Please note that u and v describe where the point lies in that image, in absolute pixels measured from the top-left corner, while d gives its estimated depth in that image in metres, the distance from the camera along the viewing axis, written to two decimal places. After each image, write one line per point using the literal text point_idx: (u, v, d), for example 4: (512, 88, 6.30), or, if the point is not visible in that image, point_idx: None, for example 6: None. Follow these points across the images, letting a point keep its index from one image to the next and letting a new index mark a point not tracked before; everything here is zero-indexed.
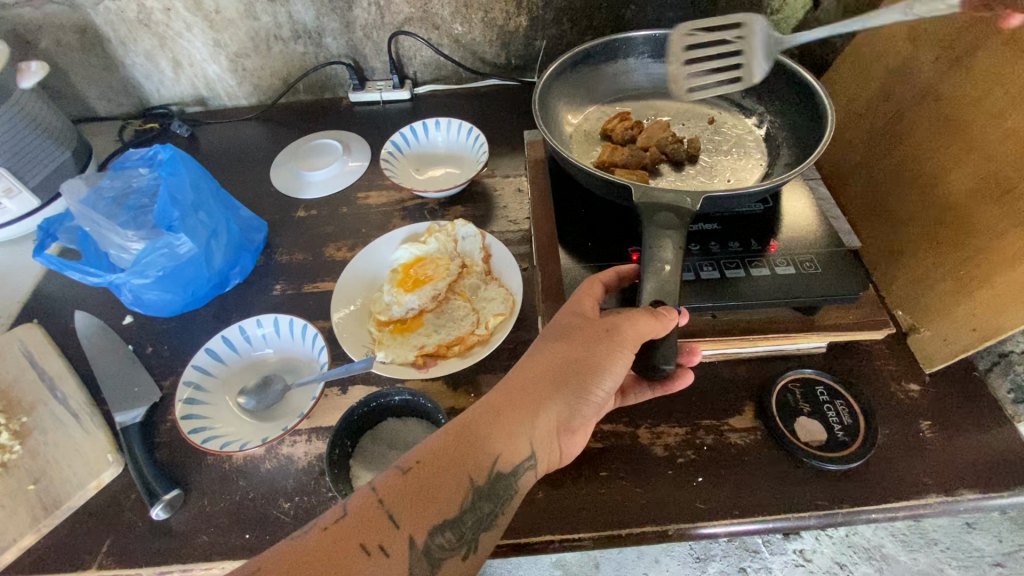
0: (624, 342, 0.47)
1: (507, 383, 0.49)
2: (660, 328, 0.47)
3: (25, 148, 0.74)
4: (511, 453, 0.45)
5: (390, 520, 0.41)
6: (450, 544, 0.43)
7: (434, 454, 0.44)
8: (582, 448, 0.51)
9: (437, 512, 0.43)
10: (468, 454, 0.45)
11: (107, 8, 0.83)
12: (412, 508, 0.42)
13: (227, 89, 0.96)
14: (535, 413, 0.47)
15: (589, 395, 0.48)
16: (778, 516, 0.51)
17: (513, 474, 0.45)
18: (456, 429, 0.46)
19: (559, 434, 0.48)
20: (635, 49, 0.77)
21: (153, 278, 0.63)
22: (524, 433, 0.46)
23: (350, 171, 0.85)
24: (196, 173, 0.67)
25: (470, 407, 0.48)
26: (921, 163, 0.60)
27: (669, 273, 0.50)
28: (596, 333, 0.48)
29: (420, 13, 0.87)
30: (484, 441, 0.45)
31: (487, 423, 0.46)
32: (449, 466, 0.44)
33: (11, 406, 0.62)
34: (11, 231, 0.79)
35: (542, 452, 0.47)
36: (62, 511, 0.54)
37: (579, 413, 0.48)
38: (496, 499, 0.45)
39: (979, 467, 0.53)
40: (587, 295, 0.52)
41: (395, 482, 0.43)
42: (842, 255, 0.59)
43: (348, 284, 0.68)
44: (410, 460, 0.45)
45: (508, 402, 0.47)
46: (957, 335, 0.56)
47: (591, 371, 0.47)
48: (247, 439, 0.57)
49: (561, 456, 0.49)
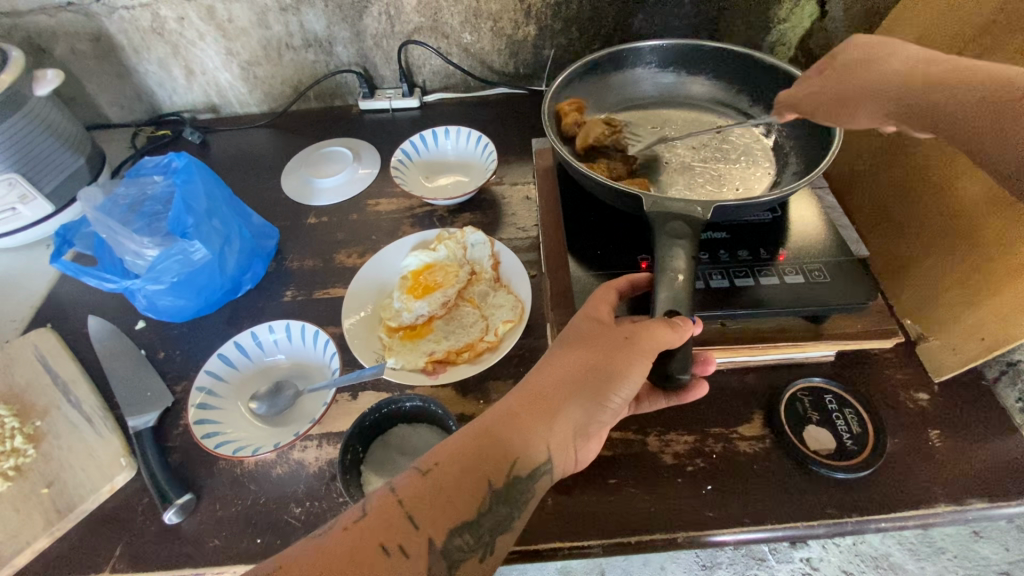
0: (642, 349, 0.48)
1: (526, 387, 0.49)
2: (677, 337, 0.47)
3: (40, 155, 0.75)
4: (528, 457, 0.45)
5: (410, 521, 0.42)
6: (469, 546, 0.43)
7: (452, 458, 0.45)
8: (597, 454, 0.51)
9: (456, 514, 0.43)
10: (487, 457, 0.45)
11: (121, 17, 0.84)
12: (432, 509, 0.42)
13: (238, 96, 0.97)
14: (553, 419, 0.47)
15: (606, 401, 0.48)
16: (788, 525, 0.51)
17: (530, 478, 0.45)
18: (475, 432, 0.46)
19: (576, 440, 0.48)
20: (644, 58, 0.78)
21: (167, 284, 0.64)
22: (542, 437, 0.46)
23: (360, 178, 0.85)
24: (210, 181, 0.67)
25: (488, 411, 0.48)
26: (931, 171, 0.60)
27: (682, 283, 0.50)
28: (615, 340, 0.49)
29: (430, 22, 0.88)
30: (503, 445, 0.45)
31: (506, 426, 0.46)
32: (468, 468, 0.44)
33: (25, 409, 0.62)
34: (26, 236, 0.80)
35: (558, 457, 0.47)
36: (76, 515, 0.55)
37: (596, 419, 0.48)
38: (514, 503, 0.45)
39: (989, 476, 0.53)
40: (602, 302, 0.53)
41: (415, 484, 0.43)
42: (851, 264, 0.59)
43: (360, 290, 0.68)
44: (428, 462, 0.45)
45: (527, 406, 0.47)
46: (966, 345, 0.56)
47: (609, 377, 0.48)
48: (259, 444, 0.57)
49: (577, 462, 0.49)
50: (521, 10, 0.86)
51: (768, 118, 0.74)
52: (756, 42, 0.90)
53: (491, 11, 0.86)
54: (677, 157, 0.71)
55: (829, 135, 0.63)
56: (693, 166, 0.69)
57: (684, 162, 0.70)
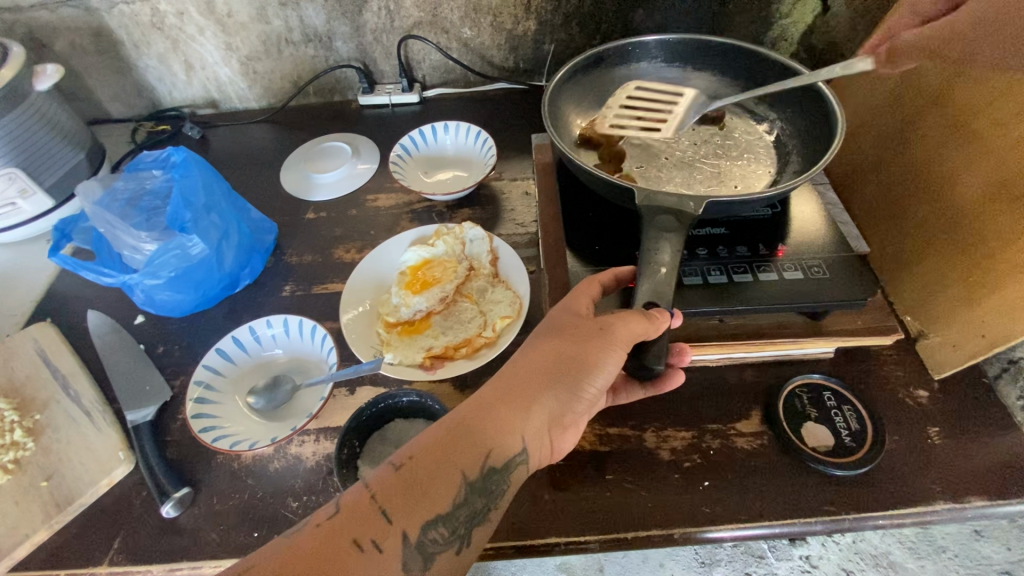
0: (617, 339, 0.47)
1: (500, 378, 0.49)
2: (652, 330, 0.47)
3: (39, 149, 0.75)
4: (503, 448, 0.45)
5: (384, 516, 0.42)
6: (444, 538, 0.43)
7: (426, 450, 0.45)
8: (574, 444, 0.51)
9: (430, 506, 0.43)
10: (461, 448, 0.45)
11: (121, 12, 0.84)
12: (406, 503, 0.42)
13: (238, 91, 0.97)
14: (527, 408, 0.47)
15: (582, 390, 0.48)
16: (785, 522, 0.51)
17: (506, 468, 0.45)
18: (449, 425, 0.46)
19: (552, 430, 0.48)
20: (648, 53, 0.78)
21: (165, 279, 0.64)
22: (517, 428, 0.46)
23: (359, 174, 0.85)
24: (208, 175, 0.67)
25: (463, 403, 0.48)
26: (933, 166, 0.60)
27: (664, 275, 0.51)
28: (590, 331, 0.49)
29: (430, 17, 0.88)
30: (478, 436, 0.45)
31: (481, 418, 0.46)
32: (442, 460, 0.44)
33: (24, 403, 0.63)
34: (26, 231, 0.80)
35: (534, 447, 0.47)
36: (74, 508, 0.55)
37: (571, 408, 0.48)
38: (490, 493, 0.45)
39: (986, 475, 0.53)
40: (583, 294, 0.53)
41: (388, 479, 0.43)
42: (851, 261, 0.59)
43: (359, 284, 0.69)
44: (402, 456, 0.45)
45: (501, 398, 0.47)
46: (966, 342, 0.56)
47: (584, 367, 0.48)
48: (255, 438, 0.57)
49: (554, 452, 0.49)
50: (521, 5, 0.86)
51: (772, 115, 0.74)
52: (757, 37, 0.89)
53: (491, 6, 0.86)
54: (669, 153, 0.70)
55: (832, 132, 0.63)
56: (687, 163, 0.69)
57: (682, 158, 0.69)
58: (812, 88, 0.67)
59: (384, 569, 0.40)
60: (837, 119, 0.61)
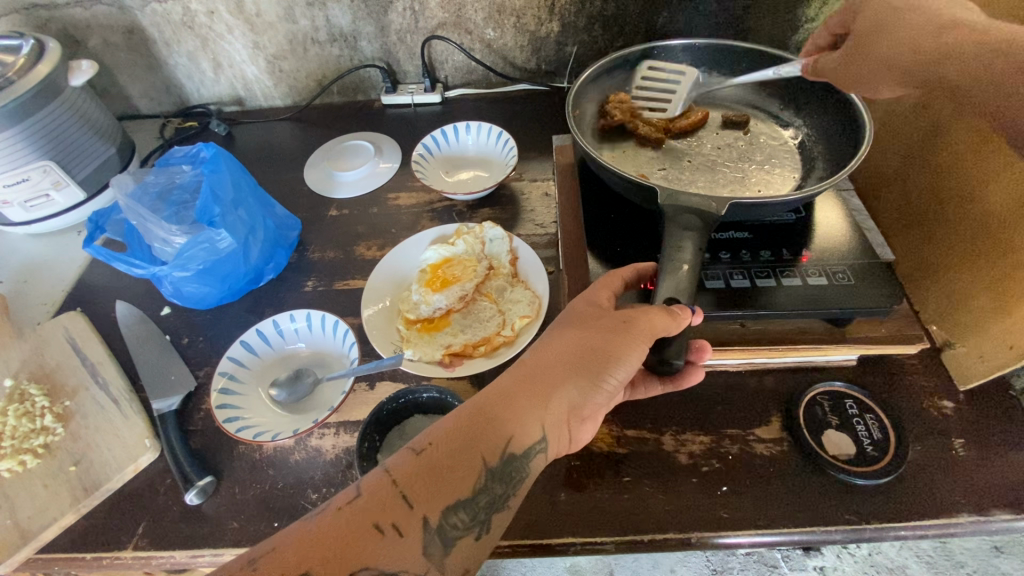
0: (640, 333, 0.47)
1: (521, 367, 0.49)
2: (674, 326, 0.47)
3: (73, 142, 0.77)
4: (522, 436, 0.46)
5: (404, 500, 0.42)
6: (464, 524, 0.43)
7: (447, 436, 0.45)
8: (592, 435, 0.51)
9: (449, 492, 0.43)
10: (481, 435, 0.45)
11: (153, 10, 0.86)
12: (426, 488, 0.43)
13: (264, 89, 0.99)
14: (548, 398, 0.47)
15: (602, 382, 0.48)
16: (804, 529, 0.51)
17: (524, 457, 0.46)
18: (470, 411, 0.47)
19: (570, 420, 0.48)
20: (673, 57, 0.78)
21: (194, 271, 0.66)
22: (537, 416, 0.47)
23: (380, 172, 0.86)
24: (236, 171, 0.68)
25: (483, 391, 0.49)
26: (963, 172, 0.59)
27: (686, 273, 0.50)
28: (612, 323, 0.49)
29: (454, 18, 0.89)
30: (497, 423, 0.46)
31: (502, 405, 0.47)
32: (463, 447, 0.44)
33: (55, 390, 0.65)
34: (59, 222, 0.82)
35: (553, 436, 0.47)
36: (101, 493, 0.56)
37: (590, 400, 0.48)
38: (509, 480, 0.45)
39: (1013, 489, 0.52)
40: (604, 287, 0.53)
41: (409, 464, 0.44)
42: (879, 266, 0.58)
43: (380, 282, 0.69)
44: (422, 442, 0.45)
45: (522, 386, 0.48)
46: (993, 353, 0.55)
47: (605, 359, 0.48)
48: (279, 430, 0.58)
49: (571, 442, 0.49)
50: (544, 6, 0.86)
51: (798, 121, 0.73)
52: (782, 41, 0.89)
53: (515, 7, 0.87)
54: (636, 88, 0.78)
55: (861, 135, 0.62)
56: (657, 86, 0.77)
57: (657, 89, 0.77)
58: (839, 95, 0.66)
59: (403, 554, 0.40)
60: (865, 125, 0.61)
